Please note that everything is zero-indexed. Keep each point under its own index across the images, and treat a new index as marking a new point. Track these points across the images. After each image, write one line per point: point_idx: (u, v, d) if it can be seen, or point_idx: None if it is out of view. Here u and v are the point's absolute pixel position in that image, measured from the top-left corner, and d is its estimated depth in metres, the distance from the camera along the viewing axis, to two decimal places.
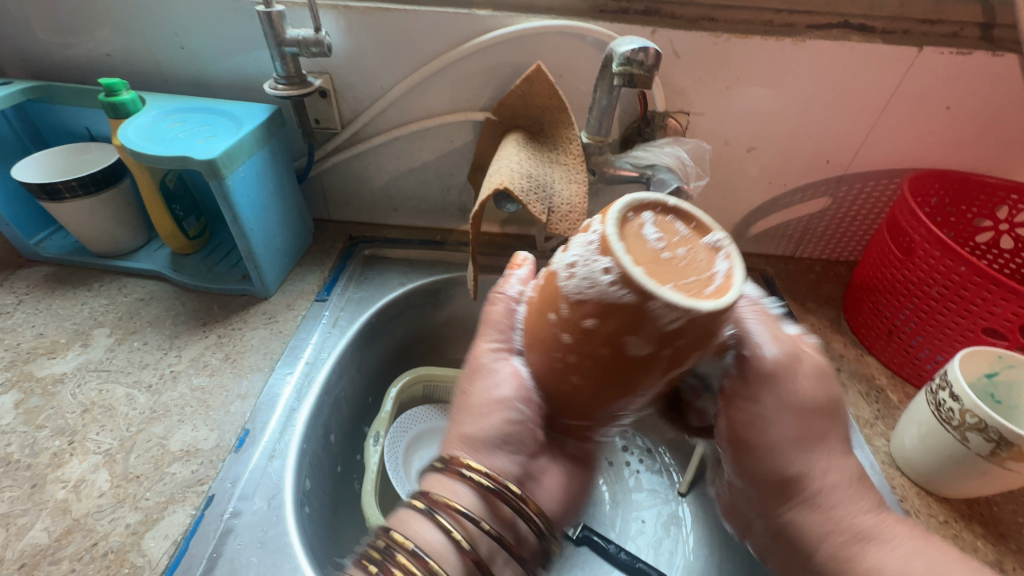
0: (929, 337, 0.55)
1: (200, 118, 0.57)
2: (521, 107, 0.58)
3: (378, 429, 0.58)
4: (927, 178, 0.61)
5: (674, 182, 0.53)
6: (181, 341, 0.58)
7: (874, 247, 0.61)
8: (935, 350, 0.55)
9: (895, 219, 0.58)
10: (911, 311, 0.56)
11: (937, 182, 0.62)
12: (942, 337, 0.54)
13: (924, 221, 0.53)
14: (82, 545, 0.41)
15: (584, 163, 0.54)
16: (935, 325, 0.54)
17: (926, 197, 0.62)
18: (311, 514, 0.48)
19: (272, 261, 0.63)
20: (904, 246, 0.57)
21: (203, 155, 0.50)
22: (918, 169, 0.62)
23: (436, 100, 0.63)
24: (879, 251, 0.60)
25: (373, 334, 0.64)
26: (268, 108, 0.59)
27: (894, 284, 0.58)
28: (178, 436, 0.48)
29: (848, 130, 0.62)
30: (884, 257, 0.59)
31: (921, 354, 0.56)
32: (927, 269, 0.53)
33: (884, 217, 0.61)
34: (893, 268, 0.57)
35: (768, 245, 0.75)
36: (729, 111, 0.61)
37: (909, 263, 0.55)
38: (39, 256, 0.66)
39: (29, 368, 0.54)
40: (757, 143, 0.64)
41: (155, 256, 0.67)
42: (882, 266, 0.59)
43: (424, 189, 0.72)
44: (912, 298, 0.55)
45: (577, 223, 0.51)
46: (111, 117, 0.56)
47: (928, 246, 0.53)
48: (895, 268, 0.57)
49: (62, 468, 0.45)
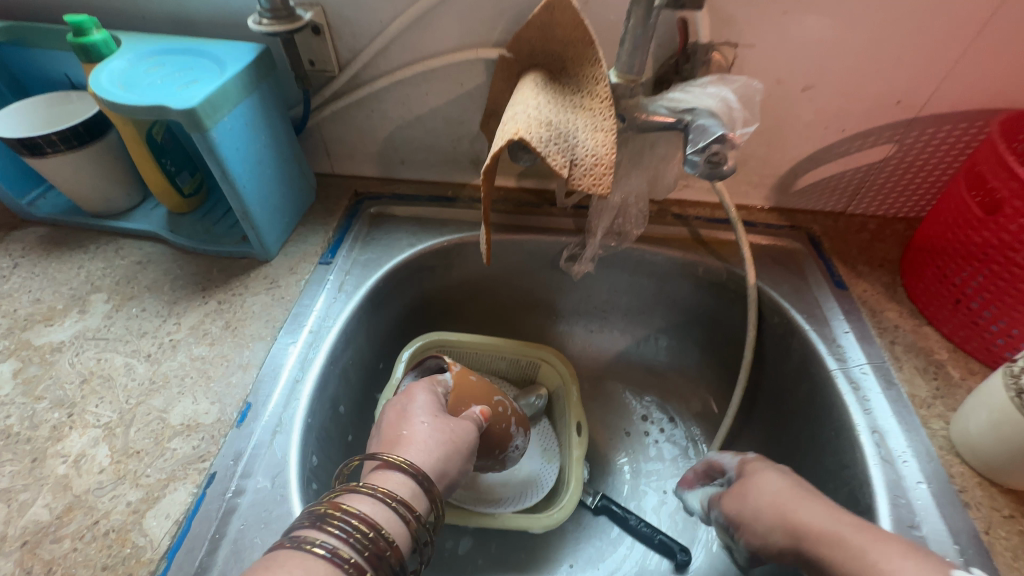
0: (1003, 309, 0.48)
1: (180, 60, 0.51)
2: (540, 40, 0.50)
3: (389, 397, 0.56)
4: (1019, 120, 0.52)
5: (717, 129, 0.45)
6: (181, 307, 0.55)
7: (947, 203, 0.53)
8: (1010, 324, 0.48)
9: (977, 170, 0.49)
10: (986, 279, 0.49)
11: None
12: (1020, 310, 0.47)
13: (1017, 173, 0.45)
14: (84, 523, 0.39)
15: (612, 107, 0.47)
16: (1012, 296, 0.47)
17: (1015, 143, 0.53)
18: (319, 490, 0.47)
19: (271, 221, 0.58)
20: (985, 203, 0.49)
21: (181, 104, 0.45)
22: (1010, 110, 0.53)
23: (443, 36, 0.55)
24: (953, 208, 0.52)
25: (381, 299, 0.61)
26: (255, 47, 0.53)
27: (968, 247, 0.50)
28: (179, 409, 0.46)
29: (928, 62, 0.52)
30: (959, 216, 0.51)
31: (992, 328, 0.49)
32: (1013, 231, 0.45)
33: (963, 167, 0.52)
34: (969, 227, 0.50)
35: (816, 199, 0.67)
36: (784, 41, 0.52)
37: (992, 223, 0.47)
38: (33, 216, 0.63)
39: (27, 336, 0.52)
40: (815, 81, 0.55)
41: (151, 216, 0.63)
42: (954, 226, 0.52)
43: (432, 139, 0.65)
44: (988, 264, 0.48)
45: (603, 178, 0.45)
46: (84, 61, 0.50)
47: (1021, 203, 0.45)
48: (973, 229, 0.49)
49: (62, 442, 0.44)
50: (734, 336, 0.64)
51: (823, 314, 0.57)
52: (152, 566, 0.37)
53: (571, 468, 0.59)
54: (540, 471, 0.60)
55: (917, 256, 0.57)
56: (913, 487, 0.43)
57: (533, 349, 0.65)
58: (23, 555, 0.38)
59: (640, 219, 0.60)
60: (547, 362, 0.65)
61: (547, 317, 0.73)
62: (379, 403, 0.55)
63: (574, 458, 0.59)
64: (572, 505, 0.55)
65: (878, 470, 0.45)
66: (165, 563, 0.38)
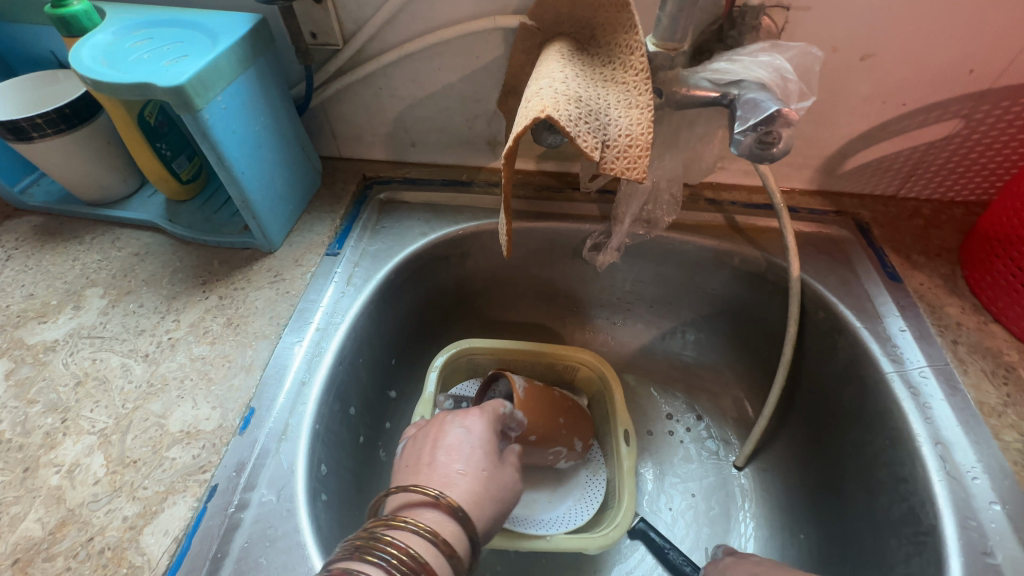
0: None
1: (169, 33, 0.46)
2: (566, 5, 0.45)
3: (424, 411, 0.55)
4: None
5: (772, 103, 0.39)
6: (180, 302, 0.51)
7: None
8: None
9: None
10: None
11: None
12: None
13: None
14: (78, 539, 0.37)
15: (649, 80, 0.41)
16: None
17: None
18: (329, 501, 0.44)
19: (273, 210, 0.54)
20: None
21: (168, 81, 0.40)
22: None
23: (456, 3, 0.50)
24: None
25: (393, 293, 0.57)
26: (251, 18, 0.48)
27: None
28: (178, 415, 0.43)
29: (1011, 23, 0.46)
30: None
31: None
32: None
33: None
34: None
35: (866, 182, 0.61)
36: (844, 3, 0.46)
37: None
38: (27, 205, 0.59)
39: (20, 334, 0.49)
40: (876, 48, 0.49)
41: (149, 204, 0.60)
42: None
43: (445, 119, 0.60)
44: None
45: (638, 161, 0.40)
46: (65, 35, 0.46)
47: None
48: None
49: (56, 450, 0.41)
50: (772, 332, 0.60)
51: (876, 311, 0.52)
52: None
53: (625, 483, 0.54)
54: (587, 484, 0.58)
55: (983, 245, 0.51)
56: (984, 507, 0.39)
57: (570, 351, 0.63)
58: (14, 575, 0.35)
59: (672, 206, 0.55)
60: (585, 366, 0.63)
61: (568, 310, 0.69)
62: (415, 417, 0.55)
63: (624, 470, 0.55)
64: (627, 523, 0.51)
65: (943, 487, 0.40)
66: None
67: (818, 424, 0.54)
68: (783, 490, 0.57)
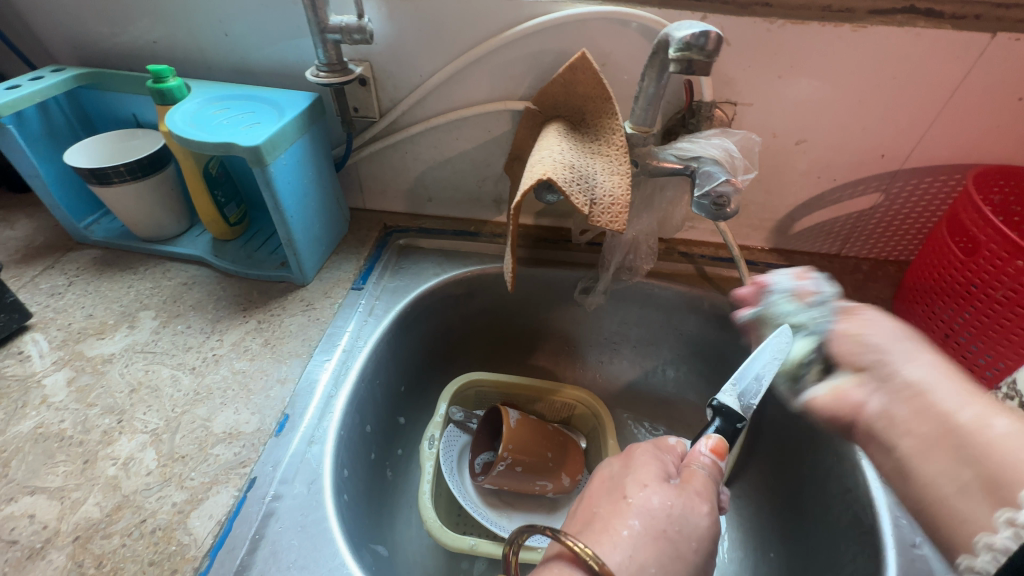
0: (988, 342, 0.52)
1: (243, 104, 0.57)
2: (562, 95, 0.57)
3: (433, 432, 0.61)
4: (991, 174, 0.58)
5: (721, 175, 0.50)
6: (223, 325, 0.59)
7: (932, 246, 0.58)
8: (996, 358, 0.51)
9: (957, 216, 0.55)
10: (970, 314, 0.53)
11: (1002, 178, 0.58)
12: (1004, 344, 0.50)
13: (991, 219, 0.50)
14: (132, 521, 0.42)
15: (627, 154, 0.52)
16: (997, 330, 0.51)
17: (989, 193, 0.59)
18: (349, 501, 0.49)
19: (310, 249, 0.63)
20: (964, 246, 0.54)
21: (247, 141, 0.51)
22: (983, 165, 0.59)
23: (475, 89, 0.62)
24: (937, 251, 0.57)
25: (408, 323, 0.65)
26: (310, 95, 0.59)
27: (952, 284, 0.55)
28: (221, 418, 0.49)
29: (907, 123, 0.59)
30: (943, 257, 0.55)
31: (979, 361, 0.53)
32: (992, 271, 0.50)
33: (944, 214, 0.57)
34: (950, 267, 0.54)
35: (812, 242, 0.72)
36: (779, 101, 0.59)
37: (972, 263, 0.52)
38: (88, 239, 0.68)
39: (80, 348, 0.55)
40: (807, 135, 0.61)
41: (197, 241, 0.69)
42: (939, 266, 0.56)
43: (459, 179, 0.71)
44: (972, 302, 0.52)
45: (619, 215, 0.50)
46: (159, 104, 0.57)
47: (995, 244, 0.50)
48: (954, 269, 0.54)
49: (112, 446, 0.47)
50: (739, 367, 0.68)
51: None
52: (196, 564, 0.39)
53: None
54: None
55: (906, 295, 0.62)
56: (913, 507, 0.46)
57: (569, 390, 0.70)
58: (74, 549, 0.40)
59: (649, 256, 0.66)
60: (582, 403, 0.70)
61: (561, 347, 0.77)
62: (424, 438, 0.61)
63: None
64: None
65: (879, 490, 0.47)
66: (207, 561, 0.40)
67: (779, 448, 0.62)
68: (753, 513, 0.63)
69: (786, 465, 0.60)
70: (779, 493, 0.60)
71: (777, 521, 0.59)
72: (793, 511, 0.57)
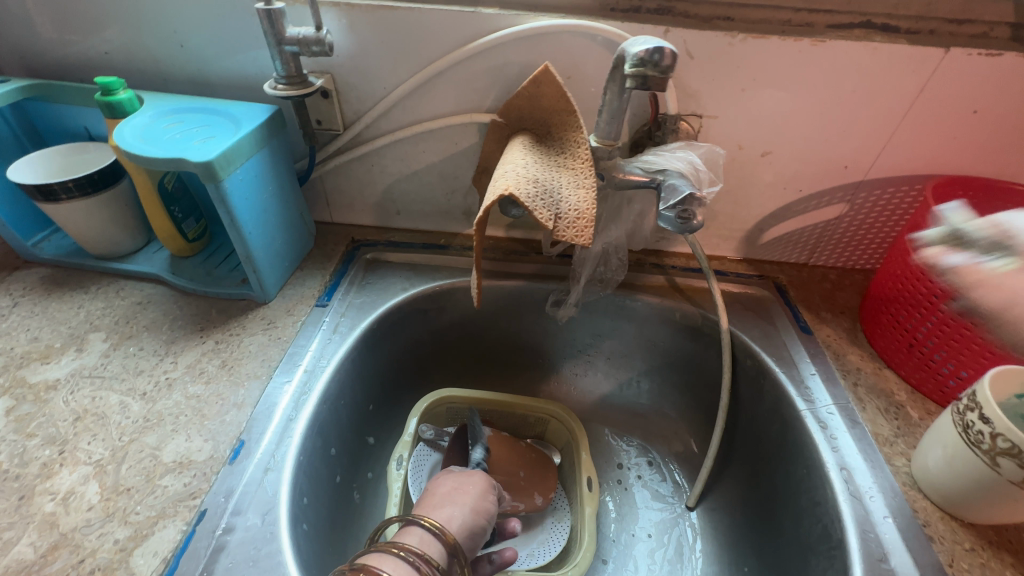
0: (953, 353, 0.52)
1: (198, 117, 0.55)
2: (527, 108, 0.56)
3: (402, 453, 0.60)
4: (949, 184, 0.59)
5: (686, 187, 0.50)
6: (178, 346, 0.56)
7: (896, 254, 0.58)
8: (959, 366, 0.52)
9: (916, 226, 0.55)
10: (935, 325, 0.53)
11: (961, 188, 0.59)
12: (966, 352, 0.51)
13: None
14: (70, 561, 0.39)
15: (592, 167, 0.52)
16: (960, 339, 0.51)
17: None
18: (308, 531, 0.47)
19: (272, 265, 0.61)
20: None
21: (199, 157, 0.49)
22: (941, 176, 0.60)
23: (440, 102, 0.61)
24: (900, 260, 0.57)
25: (375, 340, 0.63)
26: (269, 108, 0.58)
27: (914, 294, 0.55)
28: (172, 446, 0.47)
29: (868, 135, 0.59)
30: (906, 267, 0.56)
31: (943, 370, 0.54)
32: None
33: (906, 224, 0.58)
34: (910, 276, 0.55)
35: (781, 252, 0.73)
36: (743, 114, 0.59)
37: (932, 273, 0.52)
38: (37, 257, 0.65)
39: (22, 374, 0.52)
40: (772, 147, 0.62)
41: (154, 258, 0.66)
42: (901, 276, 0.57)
43: (427, 192, 0.70)
44: (934, 312, 0.53)
45: (584, 230, 0.49)
46: (108, 117, 0.55)
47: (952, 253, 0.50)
48: (916, 279, 0.54)
49: (52, 479, 0.44)
50: (711, 379, 0.67)
51: (792, 358, 0.61)
52: None
53: (586, 527, 0.58)
54: (551, 530, 0.62)
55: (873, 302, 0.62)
56: (881, 521, 0.45)
57: (543, 404, 0.69)
58: None
59: (620, 266, 0.66)
60: (556, 418, 0.69)
61: (534, 361, 0.76)
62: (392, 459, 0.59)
63: (585, 515, 0.60)
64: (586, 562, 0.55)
65: (848, 504, 0.47)
66: None
67: (752, 460, 0.61)
68: (728, 528, 0.62)
69: (759, 478, 0.59)
70: (753, 506, 0.59)
71: (750, 535, 0.59)
72: (767, 525, 0.56)
